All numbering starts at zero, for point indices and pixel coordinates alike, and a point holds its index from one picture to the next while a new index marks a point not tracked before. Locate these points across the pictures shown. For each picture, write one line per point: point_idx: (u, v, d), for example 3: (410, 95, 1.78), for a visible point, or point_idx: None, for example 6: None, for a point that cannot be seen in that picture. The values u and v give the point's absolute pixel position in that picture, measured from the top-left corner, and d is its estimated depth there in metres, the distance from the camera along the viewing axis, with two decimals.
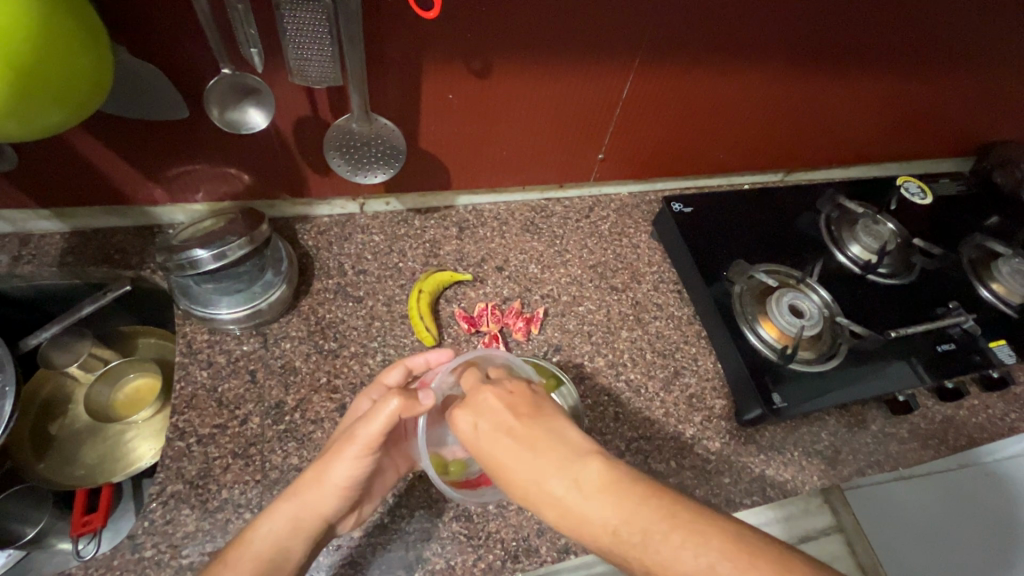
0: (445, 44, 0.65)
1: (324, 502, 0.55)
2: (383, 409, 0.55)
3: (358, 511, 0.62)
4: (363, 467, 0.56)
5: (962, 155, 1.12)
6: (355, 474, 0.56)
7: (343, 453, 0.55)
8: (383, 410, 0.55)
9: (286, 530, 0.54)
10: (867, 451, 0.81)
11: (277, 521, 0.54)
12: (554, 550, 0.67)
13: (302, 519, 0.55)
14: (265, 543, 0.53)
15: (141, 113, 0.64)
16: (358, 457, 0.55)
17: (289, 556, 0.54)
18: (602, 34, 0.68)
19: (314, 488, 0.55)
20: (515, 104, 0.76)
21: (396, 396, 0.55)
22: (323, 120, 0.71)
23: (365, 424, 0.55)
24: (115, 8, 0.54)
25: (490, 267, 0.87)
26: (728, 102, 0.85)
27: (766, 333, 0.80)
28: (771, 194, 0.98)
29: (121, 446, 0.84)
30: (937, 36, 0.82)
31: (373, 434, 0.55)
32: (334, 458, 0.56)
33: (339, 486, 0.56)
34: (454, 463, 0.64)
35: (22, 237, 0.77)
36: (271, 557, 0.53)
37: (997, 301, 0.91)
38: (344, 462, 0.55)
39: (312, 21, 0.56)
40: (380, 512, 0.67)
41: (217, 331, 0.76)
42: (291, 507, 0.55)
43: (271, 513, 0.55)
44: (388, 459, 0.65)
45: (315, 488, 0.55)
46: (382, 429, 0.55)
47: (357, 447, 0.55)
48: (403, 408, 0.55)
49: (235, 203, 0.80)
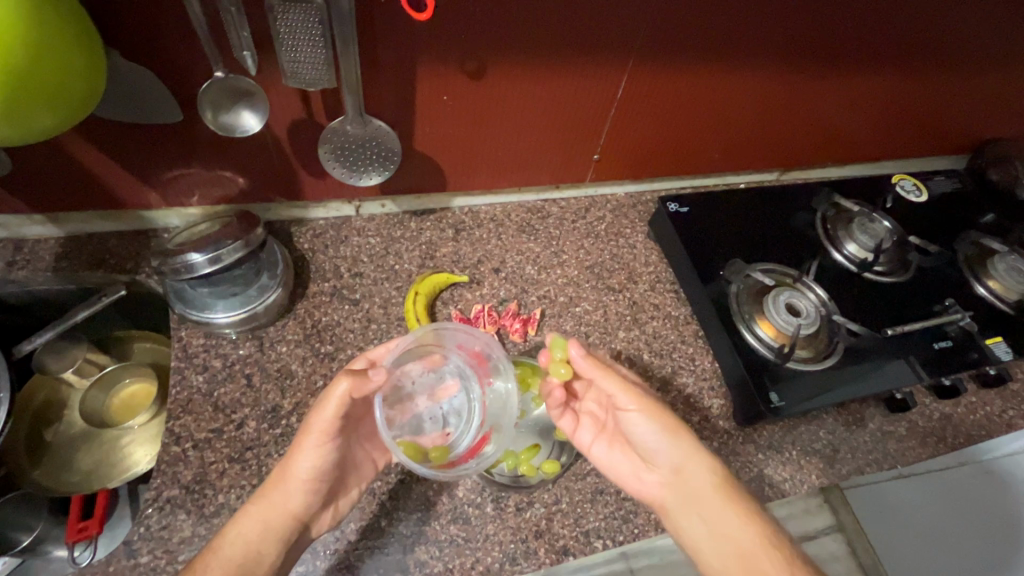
0: (439, 46, 0.65)
1: (289, 500, 0.57)
2: (332, 393, 0.55)
3: (333, 506, 0.62)
4: (325, 455, 0.57)
5: (958, 153, 1.12)
6: (319, 465, 0.57)
7: (304, 445, 0.57)
8: (332, 395, 0.55)
9: (257, 531, 0.55)
10: (866, 449, 0.81)
11: None
12: (553, 552, 0.67)
13: (271, 521, 0.56)
14: (238, 547, 0.54)
15: (135, 117, 0.64)
16: (319, 445, 0.57)
17: (263, 559, 0.55)
18: (598, 36, 0.69)
19: (279, 487, 0.57)
20: (510, 106, 0.76)
21: (343, 377, 0.55)
22: (317, 123, 0.71)
23: (317, 412, 0.56)
24: (107, 13, 0.54)
25: (487, 268, 0.87)
26: (723, 101, 0.85)
27: (764, 332, 0.80)
28: (767, 193, 0.98)
29: (116, 451, 0.84)
30: (929, 35, 0.82)
31: (328, 418, 0.56)
32: (294, 454, 0.57)
33: (303, 480, 0.57)
34: (435, 450, 0.62)
35: (16, 243, 0.76)
36: (246, 557, 0.54)
37: (993, 299, 0.92)
38: (306, 453, 0.57)
39: (305, 23, 0.56)
40: (373, 511, 0.67)
41: (213, 335, 0.75)
42: (260, 510, 0.56)
43: (239, 518, 0.56)
44: (365, 453, 0.65)
45: (279, 488, 0.57)
46: (336, 413, 0.55)
47: (314, 436, 0.56)
48: (352, 387, 0.55)
49: (230, 206, 0.80)
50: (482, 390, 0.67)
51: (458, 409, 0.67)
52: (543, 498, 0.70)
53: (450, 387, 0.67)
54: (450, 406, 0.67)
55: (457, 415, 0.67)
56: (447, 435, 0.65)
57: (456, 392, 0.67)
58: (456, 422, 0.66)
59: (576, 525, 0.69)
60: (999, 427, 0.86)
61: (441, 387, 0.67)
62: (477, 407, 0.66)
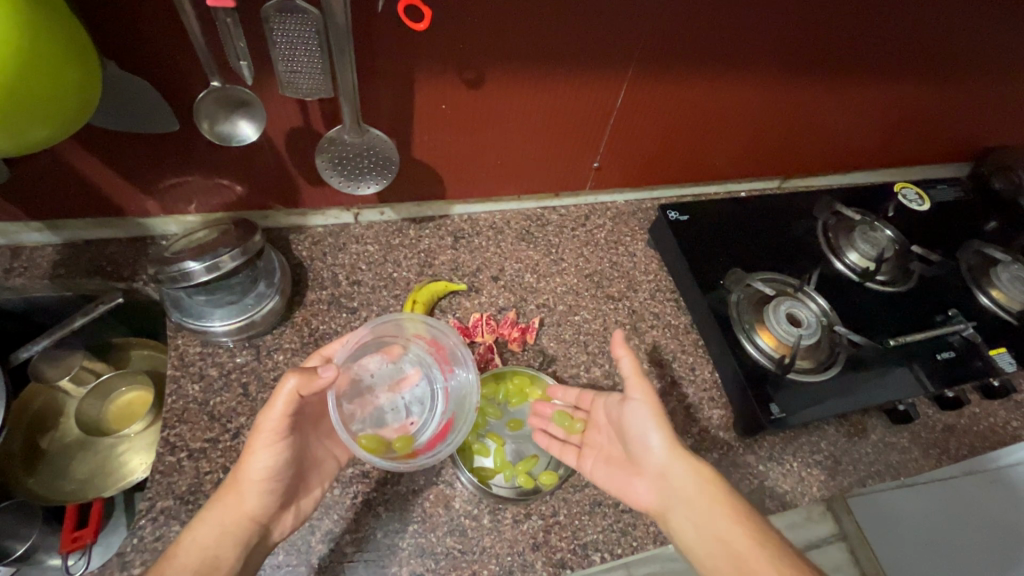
0: (438, 55, 0.65)
1: (243, 502, 0.56)
2: (280, 392, 0.54)
3: (295, 507, 0.61)
4: (279, 454, 0.57)
5: (960, 161, 1.12)
6: (274, 463, 0.57)
7: (256, 446, 0.56)
8: (280, 393, 0.54)
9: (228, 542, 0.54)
10: (867, 461, 0.80)
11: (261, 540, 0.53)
12: (551, 565, 0.66)
13: (227, 524, 0.56)
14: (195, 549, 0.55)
15: (131, 126, 0.63)
16: (269, 444, 0.56)
17: (220, 564, 0.54)
18: (591, 45, 0.68)
19: (235, 489, 0.57)
20: (506, 113, 0.76)
21: (291, 374, 0.54)
22: (315, 131, 0.71)
23: (266, 411, 0.55)
24: (104, 21, 0.54)
25: (485, 276, 0.87)
26: (720, 109, 0.85)
27: (764, 342, 0.79)
28: (767, 202, 0.97)
29: (112, 459, 0.84)
30: (929, 42, 0.81)
31: (276, 417, 0.55)
32: (247, 454, 0.57)
33: (256, 481, 0.56)
34: (399, 441, 0.65)
35: (14, 250, 0.76)
36: (202, 563, 0.53)
37: (996, 308, 0.91)
38: (259, 454, 0.56)
39: (302, 33, 0.56)
40: (356, 506, 0.67)
41: (209, 343, 0.75)
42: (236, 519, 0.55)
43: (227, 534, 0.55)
44: (325, 449, 0.65)
45: (234, 491, 0.56)
46: (285, 410, 0.55)
47: (266, 435, 0.56)
48: (301, 384, 0.54)
49: (229, 213, 0.80)
50: (444, 377, 0.71)
51: (421, 398, 0.71)
52: (540, 510, 0.69)
53: (411, 376, 0.71)
54: (413, 395, 0.71)
55: (420, 404, 0.70)
56: (410, 424, 0.68)
57: (418, 380, 0.71)
58: (420, 410, 0.70)
59: (573, 538, 0.68)
60: (1003, 438, 0.85)
61: (402, 378, 0.71)
62: (439, 395, 0.71)
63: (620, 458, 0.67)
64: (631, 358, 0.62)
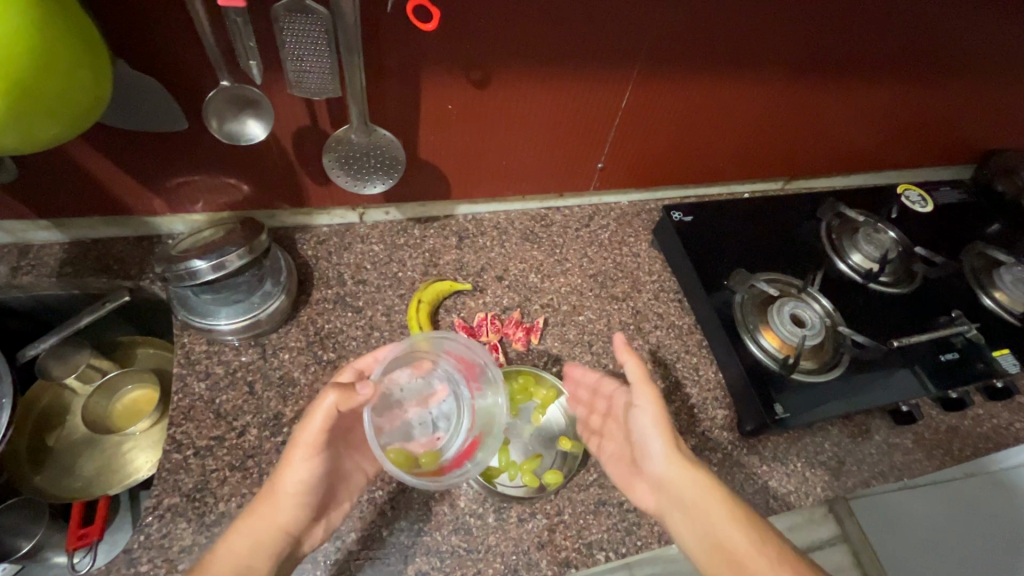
0: (444, 55, 0.65)
1: (278, 513, 0.56)
2: (320, 406, 0.56)
3: (325, 520, 0.61)
4: (315, 468, 0.57)
5: (963, 163, 1.12)
6: (309, 476, 0.57)
7: (293, 458, 0.57)
8: (320, 406, 0.55)
9: (249, 544, 0.54)
10: (872, 462, 0.80)
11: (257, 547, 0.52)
12: (555, 564, 0.66)
13: (263, 536, 0.55)
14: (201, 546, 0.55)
15: (141, 124, 0.64)
16: (307, 458, 0.56)
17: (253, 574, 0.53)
18: (597, 46, 0.69)
19: (268, 500, 0.57)
20: (512, 114, 0.76)
21: (330, 391, 0.55)
22: (322, 130, 0.71)
23: (306, 424, 0.56)
24: (116, 20, 0.54)
25: (490, 276, 0.87)
26: (725, 110, 0.85)
27: (768, 342, 0.79)
28: (771, 203, 0.98)
29: (118, 457, 0.84)
30: (934, 45, 0.81)
31: (315, 432, 0.56)
32: (285, 465, 0.57)
33: (292, 493, 0.56)
34: (426, 456, 0.64)
35: (21, 248, 0.77)
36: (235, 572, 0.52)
37: (999, 309, 0.91)
38: (296, 466, 0.56)
39: (310, 33, 0.56)
40: (361, 504, 0.67)
41: (215, 342, 0.76)
42: (254, 525, 0.55)
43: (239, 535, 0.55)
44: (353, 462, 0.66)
45: (268, 502, 0.56)
46: (322, 425, 0.56)
47: (303, 448, 0.56)
48: (340, 400, 0.55)
49: (235, 213, 0.80)
50: (472, 394, 0.69)
51: (448, 414, 0.69)
52: (545, 509, 0.69)
53: (439, 393, 0.69)
54: (440, 410, 0.69)
55: (447, 419, 0.68)
56: (437, 440, 0.67)
57: (446, 396, 0.69)
58: (446, 425, 0.68)
59: (578, 537, 0.68)
60: (1006, 439, 0.85)
61: (430, 393, 0.69)
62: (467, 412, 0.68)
63: (629, 461, 0.67)
64: (636, 363, 0.63)
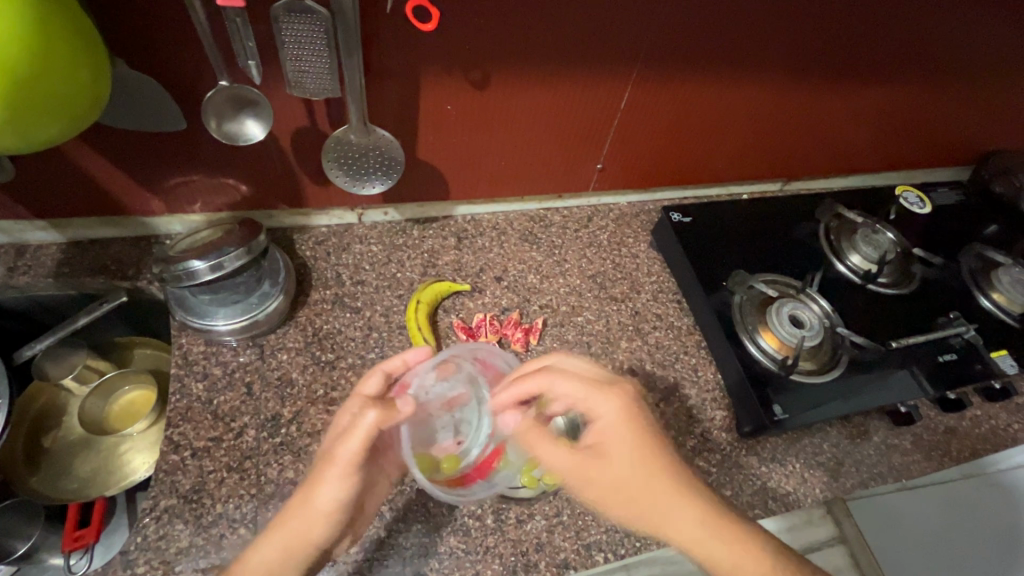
0: (444, 56, 0.65)
1: (311, 532, 0.52)
2: (359, 424, 0.54)
3: (352, 530, 0.60)
4: (348, 488, 0.53)
5: (961, 165, 1.12)
6: (342, 496, 0.53)
7: (325, 477, 0.53)
8: (359, 427, 0.53)
9: (278, 558, 0.52)
10: (870, 463, 0.80)
11: (269, 551, 0.52)
12: (554, 566, 0.66)
13: (293, 549, 0.52)
14: None
15: (139, 124, 0.64)
16: (344, 477, 0.53)
17: None
18: (598, 46, 0.69)
19: (299, 515, 0.53)
20: (511, 113, 0.76)
21: (372, 409, 0.54)
22: (321, 131, 0.71)
23: (343, 442, 0.53)
24: (115, 20, 0.54)
25: (489, 277, 0.87)
26: (725, 110, 0.85)
27: (767, 343, 0.79)
28: (770, 205, 0.98)
29: (115, 458, 0.83)
30: (934, 46, 0.82)
31: (352, 451, 0.53)
32: (315, 484, 0.53)
33: (324, 513, 0.53)
34: (447, 462, 0.63)
35: (18, 248, 0.76)
36: None
37: (996, 311, 0.91)
38: (330, 485, 0.53)
39: (310, 33, 0.56)
40: None
41: (213, 342, 0.75)
42: (281, 535, 0.52)
43: (263, 545, 0.53)
44: None
45: (299, 517, 0.53)
46: (360, 446, 0.53)
47: (340, 467, 0.53)
48: (381, 419, 0.54)
49: (234, 213, 0.80)
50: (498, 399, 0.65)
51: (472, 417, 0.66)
52: (544, 510, 0.69)
53: (464, 395, 0.65)
54: (464, 413, 0.65)
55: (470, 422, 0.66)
56: (460, 442, 0.65)
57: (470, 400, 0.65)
58: (469, 428, 0.65)
59: (577, 538, 0.68)
60: (1003, 440, 0.85)
61: (455, 395, 0.65)
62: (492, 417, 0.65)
63: None
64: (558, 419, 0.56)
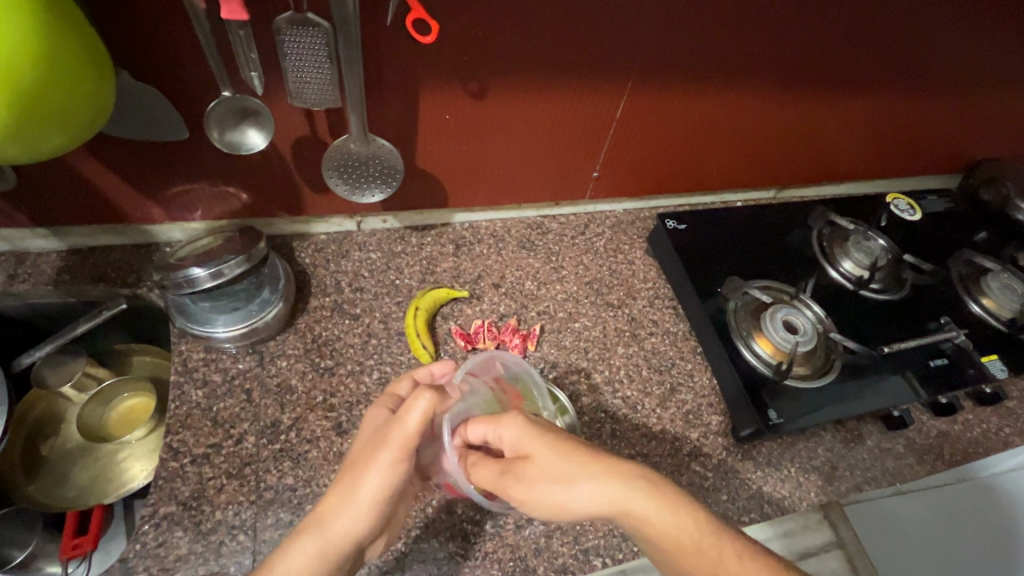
0: (443, 68, 0.66)
1: (336, 524, 0.52)
2: (414, 406, 0.53)
3: (387, 531, 0.60)
4: (397, 475, 0.53)
5: (951, 172, 1.14)
6: (388, 484, 0.53)
7: (374, 463, 0.52)
8: (414, 406, 0.53)
9: (315, 560, 0.51)
10: (864, 467, 0.81)
11: (299, 556, 0.50)
12: (553, 570, 0.67)
13: (328, 549, 0.51)
14: None
15: (141, 134, 0.64)
16: (394, 463, 0.52)
17: None
18: (595, 56, 0.70)
19: (344, 512, 0.52)
20: (509, 123, 0.77)
21: (426, 391, 0.53)
22: (321, 140, 0.72)
23: (396, 426, 0.53)
24: (119, 32, 0.55)
25: (486, 283, 0.88)
26: (719, 119, 0.87)
27: (761, 350, 0.80)
28: (763, 212, 0.99)
29: (113, 466, 0.84)
30: (921, 58, 0.83)
31: (407, 434, 0.52)
32: (363, 470, 0.53)
33: (369, 504, 0.52)
34: None
35: (18, 256, 0.77)
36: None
37: (986, 316, 0.93)
38: (379, 470, 0.52)
39: (312, 45, 0.57)
40: None
41: (213, 350, 0.76)
42: (314, 542, 0.51)
43: (299, 537, 0.52)
44: None
45: (343, 514, 0.52)
46: (417, 427, 0.52)
47: (393, 450, 0.52)
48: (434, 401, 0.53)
49: (234, 220, 0.81)
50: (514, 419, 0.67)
51: None
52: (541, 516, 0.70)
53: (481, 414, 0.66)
54: None
55: None
56: None
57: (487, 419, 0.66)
58: None
59: (575, 543, 0.69)
60: (994, 444, 0.86)
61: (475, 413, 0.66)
62: None
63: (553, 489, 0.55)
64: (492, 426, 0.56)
